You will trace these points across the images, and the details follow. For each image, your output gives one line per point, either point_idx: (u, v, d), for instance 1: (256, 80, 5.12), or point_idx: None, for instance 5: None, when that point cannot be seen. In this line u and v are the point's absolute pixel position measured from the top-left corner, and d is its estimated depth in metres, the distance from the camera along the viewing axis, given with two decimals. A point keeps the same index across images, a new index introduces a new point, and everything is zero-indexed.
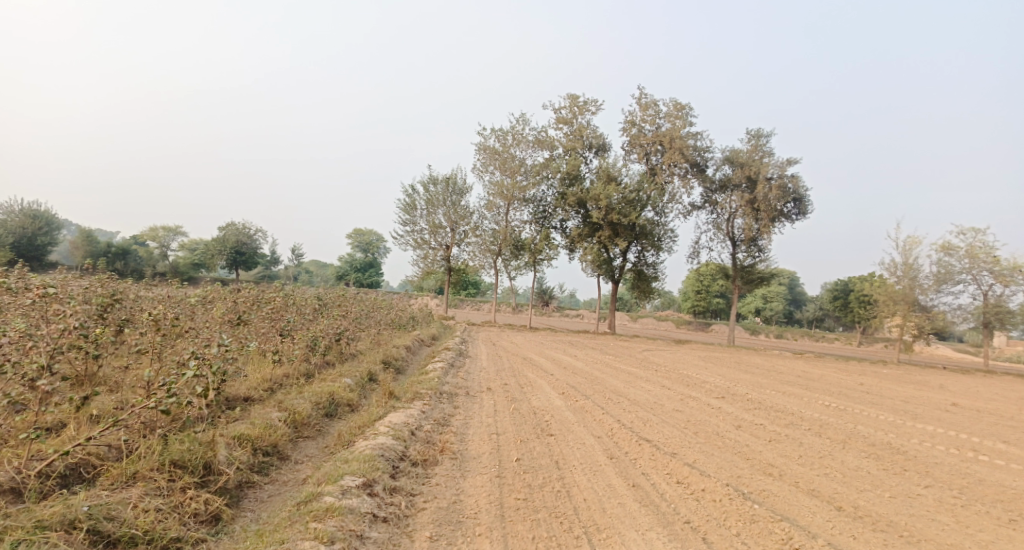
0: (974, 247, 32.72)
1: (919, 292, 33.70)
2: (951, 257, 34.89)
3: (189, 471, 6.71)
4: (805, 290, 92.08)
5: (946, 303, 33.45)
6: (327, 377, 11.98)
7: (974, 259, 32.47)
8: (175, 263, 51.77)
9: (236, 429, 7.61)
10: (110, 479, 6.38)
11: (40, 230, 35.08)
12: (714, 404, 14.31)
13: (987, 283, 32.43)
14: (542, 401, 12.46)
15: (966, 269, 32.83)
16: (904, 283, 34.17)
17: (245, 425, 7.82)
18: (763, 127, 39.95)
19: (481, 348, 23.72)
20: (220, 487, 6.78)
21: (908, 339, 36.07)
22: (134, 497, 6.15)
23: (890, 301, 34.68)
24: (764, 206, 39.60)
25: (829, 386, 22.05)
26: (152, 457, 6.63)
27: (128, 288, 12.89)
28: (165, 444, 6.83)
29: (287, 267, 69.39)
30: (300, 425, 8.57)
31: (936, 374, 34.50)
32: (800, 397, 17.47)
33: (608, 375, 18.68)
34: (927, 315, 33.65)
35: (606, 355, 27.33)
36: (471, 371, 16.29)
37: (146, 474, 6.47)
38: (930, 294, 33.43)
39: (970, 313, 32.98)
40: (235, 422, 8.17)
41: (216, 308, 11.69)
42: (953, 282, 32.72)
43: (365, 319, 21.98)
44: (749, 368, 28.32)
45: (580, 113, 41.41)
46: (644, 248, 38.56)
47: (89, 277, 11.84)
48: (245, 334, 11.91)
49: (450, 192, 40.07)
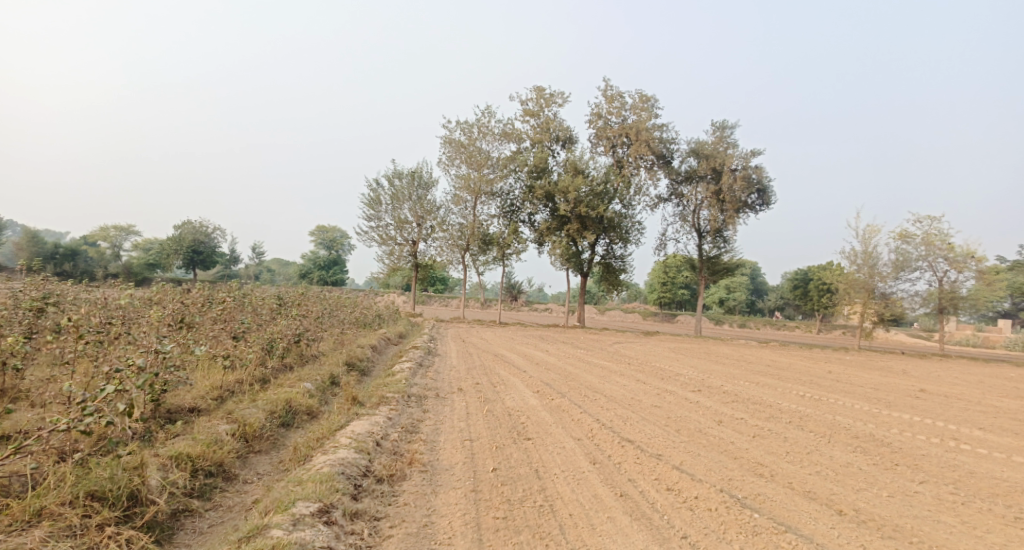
0: (929, 234, 32.99)
1: (878, 280, 33.87)
2: (909, 245, 35.18)
3: (110, 503, 5.93)
4: (767, 281, 93.01)
5: (904, 290, 33.66)
6: (284, 383, 11.19)
7: (931, 246, 32.73)
8: (130, 263, 49.91)
9: (174, 447, 6.83)
10: (12, 516, 5.60)
11: None
12: (691, 397, 13.81)
13: (943, 269, 32.74)
14: (516, 401, 11.83)
15: (922, 257, 33.11)
16: (864, 271, 34.32)
17: (186, 442, 7.04)
18: (727, 118, 39.83)
19: (450, 345, 23.03)
20: (148, 521, 6.01)
21: (870, 326, 36.32)
22: (33, 543, 5.37)
23: (851, 289, 34.83)
24: (729, 197, 39.54)
25: (800, 375, 21.83)
26: (63, 489, 5.84)
27: (68, 291, 11.95)
28: (83, 474, 6.04)
29: (248, 266, 67.57)
30: (251, 437, 7.79)
31: (898, 360, 34.77)
32: (773, 387, 17.08)
33: (580, 370, 18.10)
34: (885, 302, 33.87)
35: (577, 349, 26.84)
36: (439, 370, 15.58)
37: (55, 510, 5.70)
38: (888, 282, 33.59)
39: (924, 300, 33.24)
40: (175, 438, 7.38)
41: (157, 311, 10.79)
42: (909, 269, 32.93)
43: (327, 318, 21.09)
44: (718, 359, 28.09)
45: (546, 105, 40.83)
46: (612, 241, 38.17)
47: (29, 279, 10.88)
48: (191, 337, 11.03)
49: (416, 187, 39.17)
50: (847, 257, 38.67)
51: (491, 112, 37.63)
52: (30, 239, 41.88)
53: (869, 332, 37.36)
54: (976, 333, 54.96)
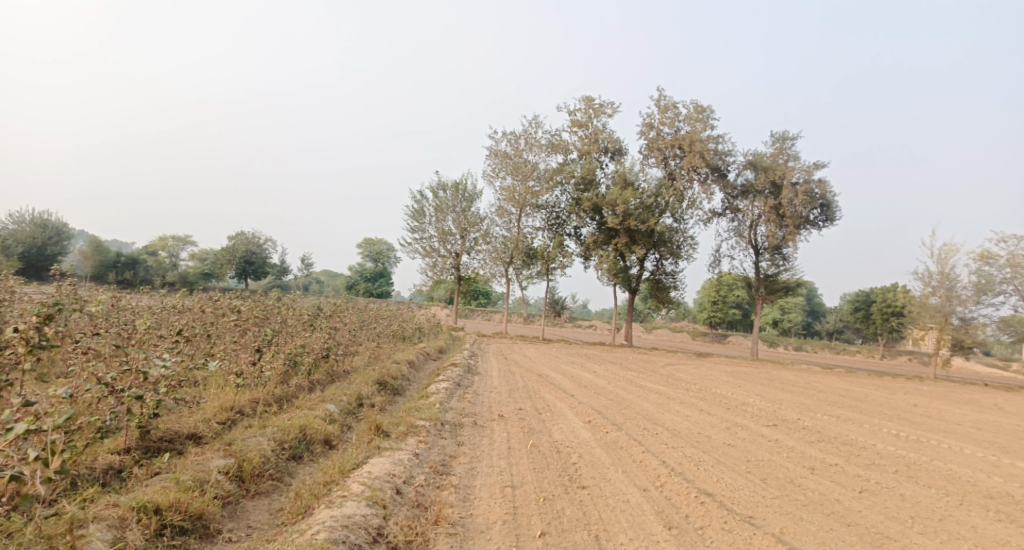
0: (1014, 255, 30.29)
1: (956, 304, 31.11)
2: (991, 266, 32.43)
3: None
4: (823, 302, 89.09)
5: (985, 315, 30.92)
6: (302, 403, 9.96)
7: (1017, 268, 30.03)
8: (183, 272, 50.10)
9: (138, 496, 5.66)
10: None
11: (48, 240, 34.11)
12: (769, 435, 12.13)
13: None
14: (567, 433, 10.28)
15: (1006, 279, 30.39)
16: (939, 294, 31.50)
17: (160, 487, 5.82)
18: (788, 129, 37.75)
19: (492, 363, 21.67)
20: None
21: (945, 352, 33.59)
22: None
23: (923, 312, 32.15)
24: (789, 213, 37.34)
25: (878, 407, 19.77)
26: None
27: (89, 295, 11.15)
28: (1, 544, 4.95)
29: (295, 276, 67.56)
30: (248, 476, 6.50)
31: (977, 391, 31.97)
32: (857, 423, 15.19)
33: (634, 396, 16.48)
34: (964, 328, 31.07)
35: (627, 370, 25.15)
36: (479, 392, 14.15)
37: None
38: (968, 306, 30.83)
39: (1008, 326, 30.45)
40: (154, 478, 6.17)
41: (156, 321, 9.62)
42: (993, 293, 30.21)
43: (362, 330, 19.90)
44: (783, 385, 26.05)
45: (595, 116, 39.40)
46: (662, 257, 36.33)
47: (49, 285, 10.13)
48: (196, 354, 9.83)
49: (460, 198, 38.03)
50: (919, 278, 35.99)
51: (538, 122, 36.36)
52: (91, 246, 42.23)
53: (945, 358, 34.61)
54: None
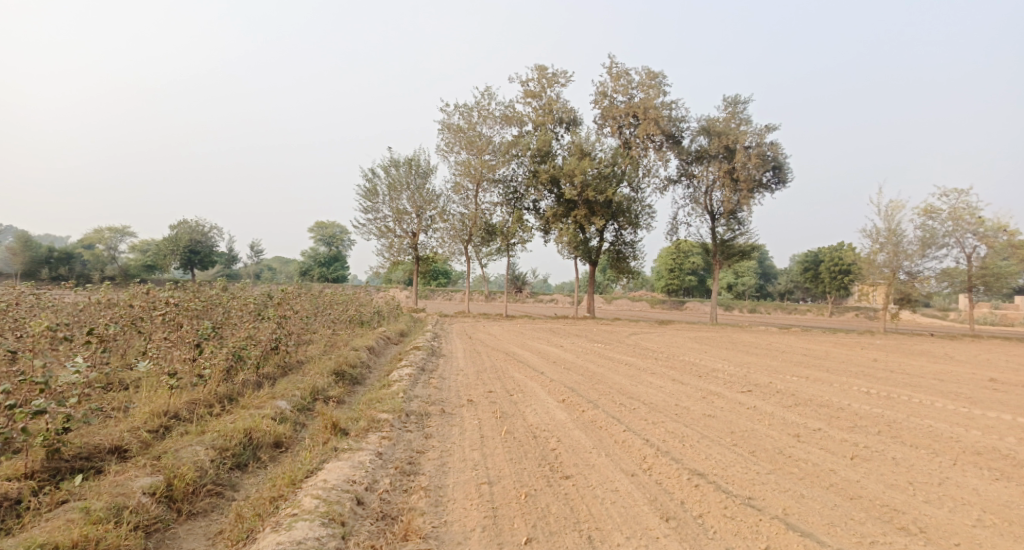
0: (958, 208, 30.62)
1: (905, 259, 31.34)
2: (938, 220, 32.76)
3: None
4: (775, 265, 90.52)
5: (930, 268, 31.23)
6: (249, 402, 9.03)
7: (959, 221, 30.33)
8: (127, 265, 47.83)
9: (33, 538, 4.91)
10: None
11: None
12: (747, 402, 11.62)
13: (974, 244, 30.37)
14: (542, 417, 9.58)
15: (951, 232, 30.73)
16: (887, 250, 31.68)
17: (64, 529, 5.02)
18: (739, 93, 37.51)
19: (455, 343, 20.85)
20: None
21: (897, 307, 34.00)
22: None
23: (875, 268, 32.35)
24: (743, 176, 37.21)
25: (844, 365, 19.63)
26: None
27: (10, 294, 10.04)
28: None
29: (247, 264, 65.37)
30: (177, 497, 5.68)
31: (931, 342, 32.48)
32: (828, 383, 14.86)
33: (604, 369, 15.87)
34: (914, 282, 31.33)
35: (593, 343, 24.61)
36: (445, 377, 13.32)
37: None
38: (916, 260, 31.10)
39: (957, 278, 30.87)
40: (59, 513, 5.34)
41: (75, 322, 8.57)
42: (938, 246, 30.51)
43: (317, 317, 18.87)
44: (748, 348, 25.90)
45: (548, 87, 38.55)
46: (621, 227, 35.90)
47: None
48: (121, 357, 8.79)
49: (414, 175, 36.86)
50: (871, 235, 36.30)
51: (491, 94, 35.35)
52: (27, 244, 39.88)
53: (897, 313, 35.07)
54: (991, 311, 52.69)
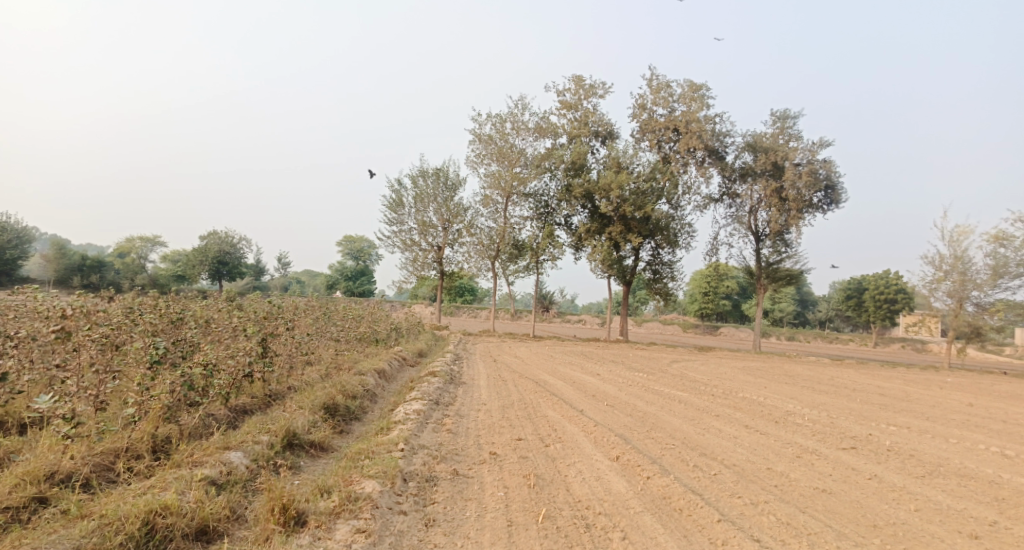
0: None
1: (972, 288, 27.85)
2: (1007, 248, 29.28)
3: None
4: (812, 292, 86.45)
5: (1000, 298, 27.67)
6: (184, 454, 6.61)
7: None
8: (152, 274, 46.11)
9: None
10: None
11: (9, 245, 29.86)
12: (858, 467, 8.93)
13: None
14: (593, 487, 6.94)
15: None
16: (953, 278, 28.16)
17: None
18: (789, 107, 34.68)
19: (479, 368, 18.28)
20: None
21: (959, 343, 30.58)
22: None
23: (936, 300, 28.93)
24: (792, 196, 34.20)
25: (932, 411, 16.70)
26: None
27: None
28: None
29: (271, 276, 63.65)
30: None
31: (1001, 382, 28.99)
32: (935, 437, 12.02)
33: (656, 408, 13.24)
34: (981, 314, 27.72)
35: (632, 371, 21.87)
36: (463, 415, 10.72)
37: None
38: (984, 290, 27.56)
39: None
40: None
41: None
42: (1009, 276, 27.05)
43: (321, 336, 16.37)
44: (807, 384, 22.96)
45: (585, 97, 36.14)
46: (659, 245, 33.09)
47: None
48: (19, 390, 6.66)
49: (442, 186, 34.51)
50: (931, 262, 32.99)
51: (526, 103, 33.01)
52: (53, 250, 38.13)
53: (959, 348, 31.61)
54: None
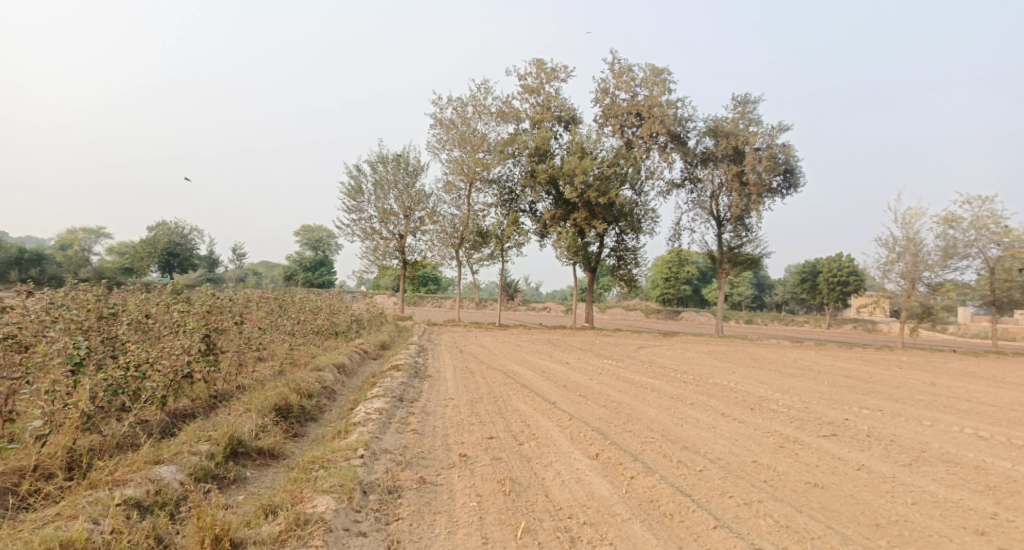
0: (981, 216, 27.35)
1: (924, 269, 27.86)
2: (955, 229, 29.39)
3: None
4: (769, 276, 87.52)
5: (952, 279, 27.79)
6: (104, 471, 6.00)
7: (982, 230, 27.11)
8: (102, 267, 44.14)
9: None
10: None
11: None
12: (845, 456, 8.53)
13: (997, 255, 27.23)
14: (574, 492, 6.35)
15: (972, 242, 27.45)
16: (906, 260, 28.13)
17: None
18: (749, 91, 34.51)
19: (444, 360, 17.55)
20: None
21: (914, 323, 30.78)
22: None
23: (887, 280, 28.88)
24: (753, 180, 34.09)
25: (900, 392, 16.54)
26: None
27: None
28: None
29: (227, 268, 61.72)
30: None
31: (956, 360, 29.27)
32: (912, 420, 11.74)
33: (629, 398, 12.72)
34: (934, 294, 27.80)
35: (599, 358, 21.40)
36: (429, 413, 10.00)
37: None
38: (936, 270, 27.64)
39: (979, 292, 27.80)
40: None
41: None
42: (960, 257, 27.08)
43: (276, 328, 15.44)
44: (773, 367, 22.78)
45: (546, 81, 35.44)
46: (622, 231, 32.72)
47: None
48: None
49: (402, 173, 33.52)
50: (887, 244, 33.17)
51: (487, 88, 32.20)
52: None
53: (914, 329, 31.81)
54: (997, 324, 49.73)
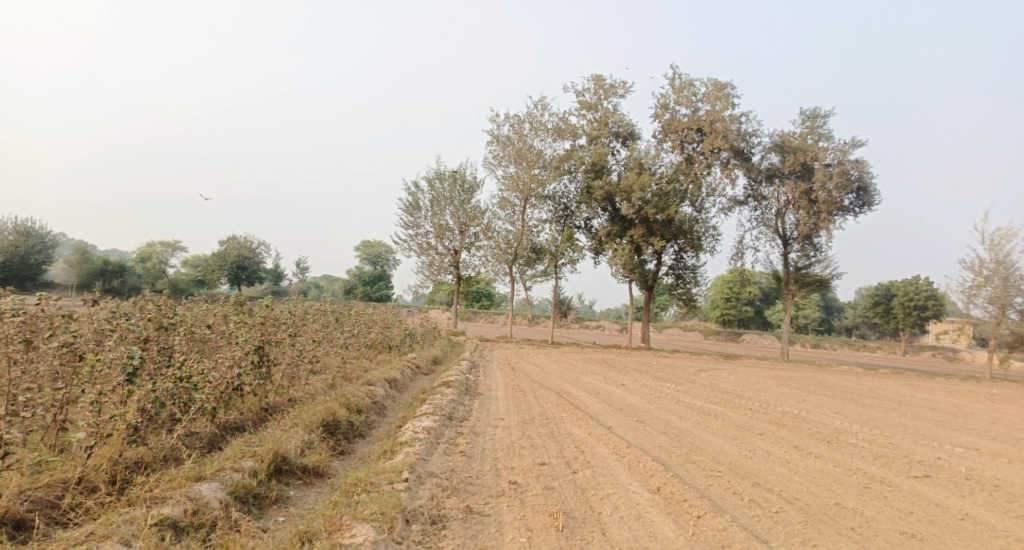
0: None
1: (1015, 294, 25.94)
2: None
3: None
4: (837, 299, 84.17)
5: None
6: (144, 487, 5.73)
7: None
8: (174, 279, 45.53)
9: None
10: None
11: (36, 247, 28.56)
12: (942, 502, 7.75)
13: None
14: (635, 532, 5.84)
15: None
16: (994, 284, 26.25)
17: None
18: (818, 106, 33.21)
19: (497, 378, 17.10)
20: None
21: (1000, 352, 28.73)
22: None
23: (975, 304, 26.96)
24: (822, 197, 32.67)
25: (991, 427, 15.25)
26: None
27: None
28: None
29: (290, 281, 63.04)
30: None
31: None
32: (1011, 461, 10.68)
33: (693, 425, 12.01)
34: None
35: (658, 381, 20.62)
36: (479, 434, 9.52)
37: None
38: None
39: None
40: None
41: None
42: None
43: (329, 342, 15.28)
44: (845, 395, 21.52)
45: (605, 97, 34.94)
46: (682, 249, 31.80)
47: None
48: None
49: (459, 189, 33.47)
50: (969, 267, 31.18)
51: (544, 103, 31.90)
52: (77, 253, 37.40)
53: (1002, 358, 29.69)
54: None
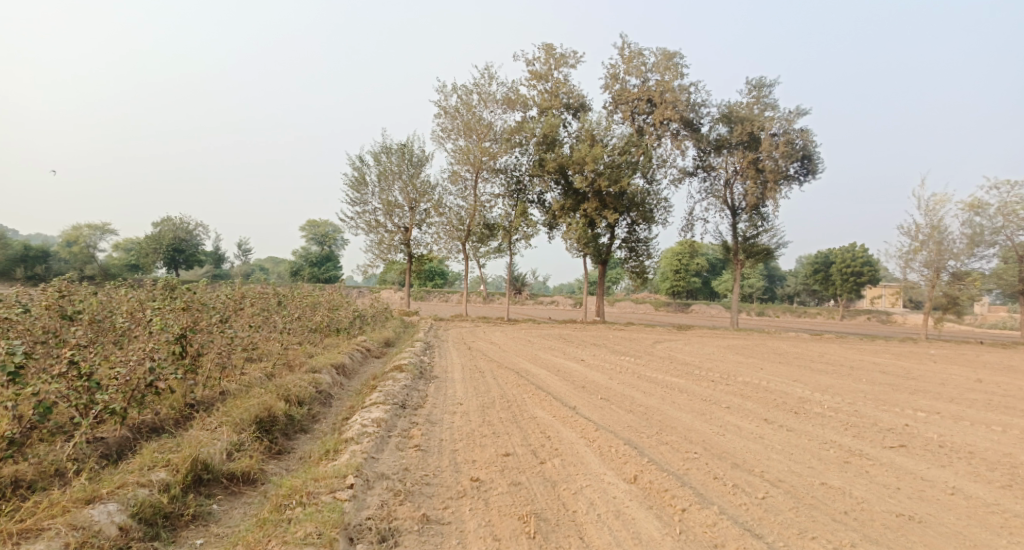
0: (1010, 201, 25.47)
1: (950, 258, 26.14)
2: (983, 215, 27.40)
3: None
4: (780, 268, 85.70)
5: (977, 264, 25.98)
6: (18, 514, 4.92)
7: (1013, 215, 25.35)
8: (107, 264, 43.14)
9: None
10: None
11: None
12: (929, 476, 7.24)
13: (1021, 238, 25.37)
14: (617, 534, 5.22)
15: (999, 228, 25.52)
16: (930, 248, 26.40)
17: None
18: (764, 75, 32.93)
19: (451, 358, 16.23)
20: None
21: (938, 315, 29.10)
22: None
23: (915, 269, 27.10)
24: (769, 166, 32.54)
25: (946, 390, 15.11)
26: None
27: None
28: None
29: (233, 264, 60.69)
30: None
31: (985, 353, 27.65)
32: (979, 425, 10.38)
33: (657, 401, 11.39)
34: (958, 284, 26.13)
35: (616, 355, 20.07)
36: (436, 424, 8.65)
37: None
38: (962, 259, 25.89)
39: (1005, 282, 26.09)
40: None
41: None
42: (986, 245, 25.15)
43: (267, 326, 14.13)
44: (799, 362, 21.36)
45: (554, 67, 34.03)
46: (635, 221, 31.29)
47: None
48: None
49: (406, 164, 32.21)
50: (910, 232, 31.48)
51: (492, 73, 30.84)
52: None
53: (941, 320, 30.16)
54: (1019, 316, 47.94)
